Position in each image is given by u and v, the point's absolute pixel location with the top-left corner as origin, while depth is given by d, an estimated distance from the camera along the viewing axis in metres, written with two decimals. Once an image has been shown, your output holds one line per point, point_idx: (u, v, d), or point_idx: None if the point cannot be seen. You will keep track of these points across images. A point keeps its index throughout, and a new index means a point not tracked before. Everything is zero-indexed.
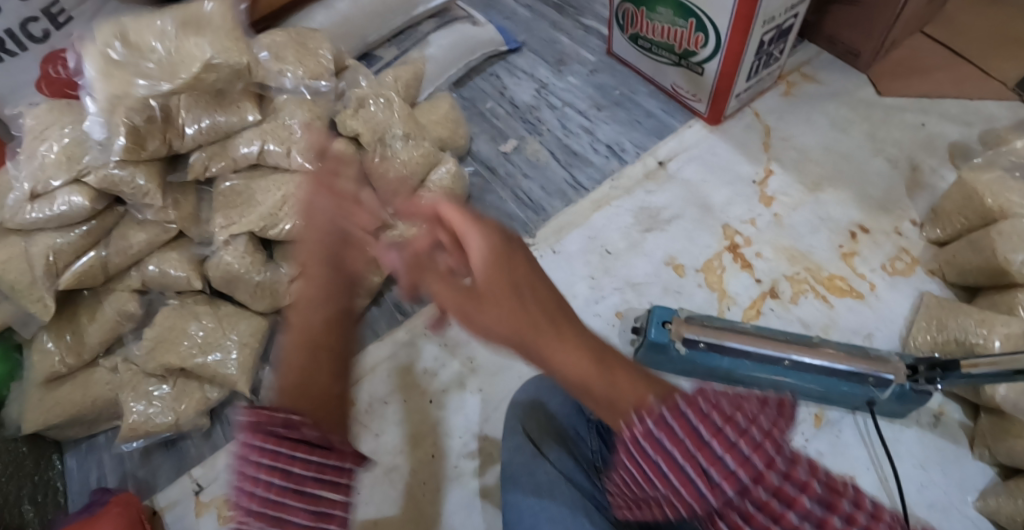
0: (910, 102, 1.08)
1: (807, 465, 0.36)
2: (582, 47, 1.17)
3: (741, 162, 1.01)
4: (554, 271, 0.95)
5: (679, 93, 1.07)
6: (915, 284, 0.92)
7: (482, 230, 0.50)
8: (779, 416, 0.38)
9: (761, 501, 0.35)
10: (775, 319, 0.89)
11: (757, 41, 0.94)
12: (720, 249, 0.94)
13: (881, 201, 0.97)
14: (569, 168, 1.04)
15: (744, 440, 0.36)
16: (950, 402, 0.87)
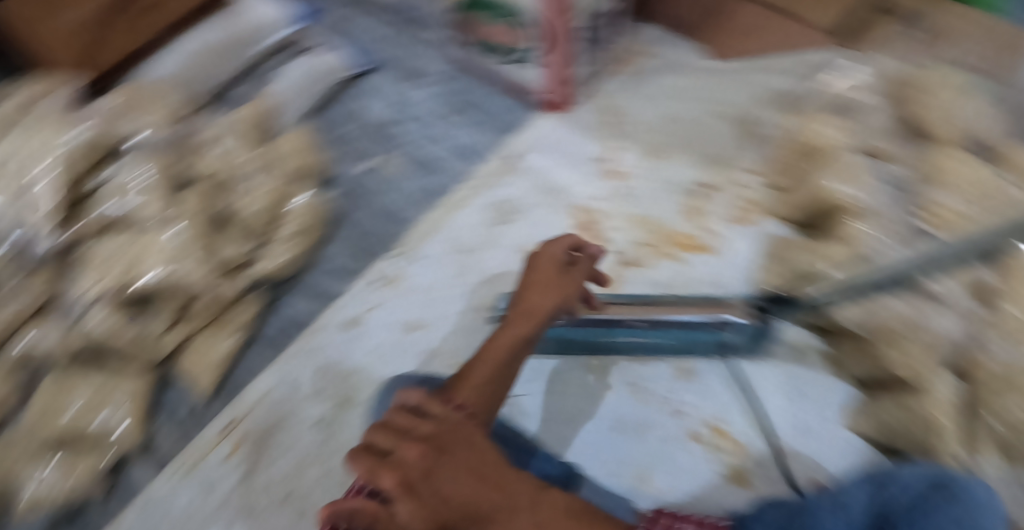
0: (745, 63, 1.13)
1: None
2: (431, 57, 1.21)
3: (585, 144, 1.06)
4: (423, 275, 1.00)
5: (522, 88, 1.12)
6: (757, 229, 0.97)
7: (449, 484, 0.46)
8: None
9: None
10: (637, 285, 0.93)
11: (572, 29, 1.00)
12: (574, 229, 0.98)
13: (718, 159, 1.04)
14: (426, 177, 1.07)
15: None
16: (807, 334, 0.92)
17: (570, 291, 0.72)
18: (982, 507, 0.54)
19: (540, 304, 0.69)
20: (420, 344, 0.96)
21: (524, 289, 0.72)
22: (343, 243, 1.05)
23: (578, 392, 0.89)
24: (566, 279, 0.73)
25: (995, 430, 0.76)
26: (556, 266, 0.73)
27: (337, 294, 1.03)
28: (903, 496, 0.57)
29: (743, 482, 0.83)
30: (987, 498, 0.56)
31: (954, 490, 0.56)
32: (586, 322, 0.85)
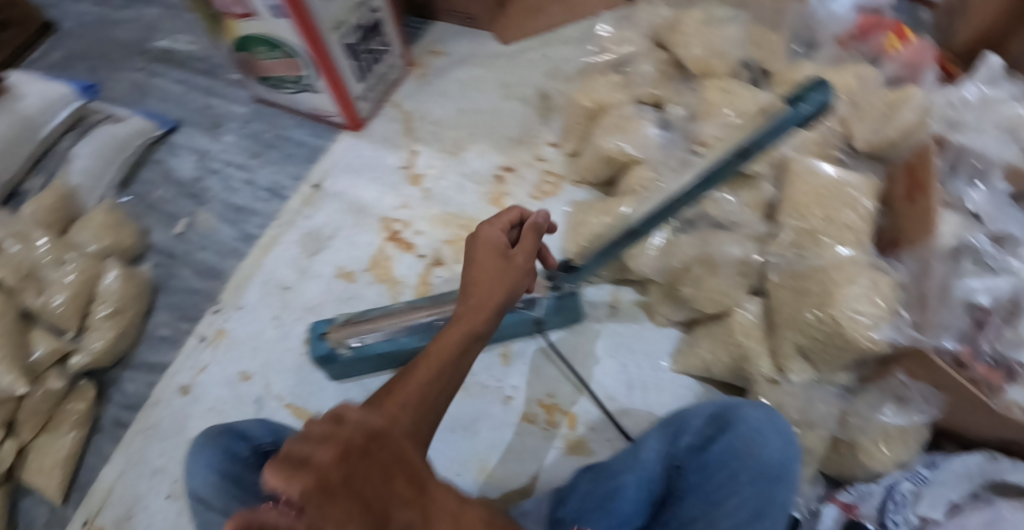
0: (535, 41, 1.16)
1: None
2: (232, 102, 1.21)
3: (386, 154, 1.07)
4: (242, 325, 0.99)
5: (319, 114, 1.12)
6: (563, 200, 0.97)
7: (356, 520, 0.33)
8: None
9: None
10: (446, 284, 0.93)
11: (342, 45, 1.00)
12: (382, 242, 0.99)
13: (518, 139, 1.04)
14: (237, 225, 1.07)
15: None
16: (622, 288, 0.92)
17: (516, 274, 0.63)
18: (755, 426, 0.62)
19: (494, 286, 0.61)
20: (252, 392, 0.95)
21: (466, 278, 0.63)
22: (168, 310, 1.04)
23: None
24: (511, 261, 0.64)
25: (795, 344, 0.76)
26: (494, 248, 0.64)
27: (167, 362, 1.01)
28: (694, 440, 0.65)
29: (583, 450, 0.82)
30: (770, 417, 0.63)
31: (730, 420, 0.64)
32: (388, 335, 0.86)
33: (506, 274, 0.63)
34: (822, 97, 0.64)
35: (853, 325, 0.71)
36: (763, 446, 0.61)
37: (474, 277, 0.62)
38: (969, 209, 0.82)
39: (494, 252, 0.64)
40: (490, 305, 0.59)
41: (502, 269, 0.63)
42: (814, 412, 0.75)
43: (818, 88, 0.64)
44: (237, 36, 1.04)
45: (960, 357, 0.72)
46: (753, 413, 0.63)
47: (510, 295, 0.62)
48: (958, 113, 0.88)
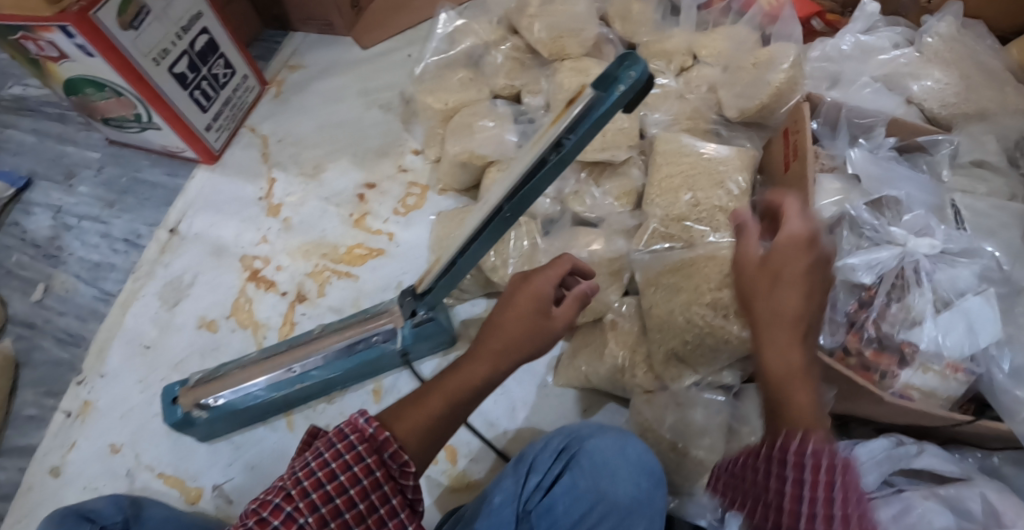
0: (396, 40, 1.09)
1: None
2: (86, 148, 1.13)
3: (244, 186, 1.00)
4: (109, 394, 0.92)
5: (173, 151, 1.04)
6: (428, 211, 0.91)
7: None
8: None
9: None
10: (311, 322, 0.87)
11: (172, 75, 0.92)
12: (242, 284, 0.92)
13: (380, 150, 0.98)
14: (95, 283, 1.00)
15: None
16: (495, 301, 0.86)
17: (545, 341, 0.54)
18: (600, 460, 0.60)
19: (529, 337, 0.53)
20: (123, 465, 0.88)
21: (497, 317, 0.54)
22: (32, 386, 0.96)
23: (281, 456, 0.84)
24: (548, 325, 0.54)
25: (666, 349, 0.69)
26: (540, 299, 0.54)
27: (35, 444, 0.93)
28: (543, 479, 0.61)
29: (468, 485, 0.76)
30: (618, 444, 0.61)
31: (572, 455, 0.61)
32: (244, 390, 0.78)
33: (539, 339, 0.53)
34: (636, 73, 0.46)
35: (724, 323, 0.64)
36: (610, 482, 0.59)
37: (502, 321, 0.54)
38: (850, 171, 0.73)
39: (543, 299, 0.54)
40: (514, 360, 0.53)
41: (536, 322, 0.53)
42: (694, 421, 0.67)
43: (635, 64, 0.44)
44: (61, 79, 0.95)
45: (845, 345, 0.66)
46: (601, 442, 0.61)
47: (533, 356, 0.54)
48: (837, 67, 0.81)
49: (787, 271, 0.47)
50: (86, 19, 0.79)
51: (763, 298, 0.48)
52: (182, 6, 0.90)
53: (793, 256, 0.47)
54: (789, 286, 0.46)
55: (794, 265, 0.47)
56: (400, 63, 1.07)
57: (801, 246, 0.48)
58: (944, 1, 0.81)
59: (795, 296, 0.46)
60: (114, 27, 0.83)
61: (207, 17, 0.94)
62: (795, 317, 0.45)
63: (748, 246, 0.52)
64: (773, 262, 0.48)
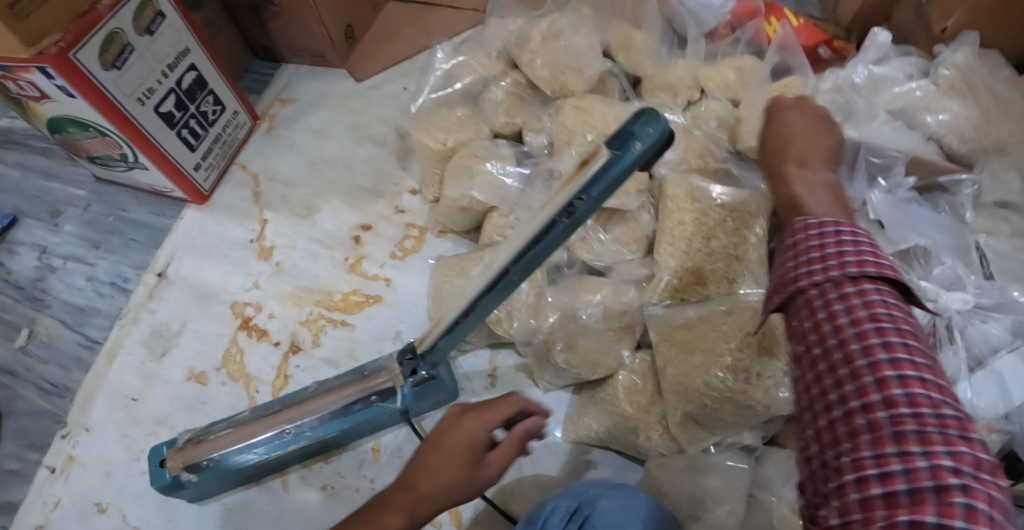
0: (390, 73, 1.05)
1: (888, 350, 0.37)
2: (72, 185, 1.09)
3: (233, 228, 0.96)
4: (92, 449, 0.88)
5: (161, 190, 1.00)
6: (426, 255, 0.88)
7: None
8: (894, 324, 0.38)
9: (866, 363, 0.37)
10: (305, 375, 0.83)
11: (158, 114, 0.88)
12: (233, 333, 0.88)
13: (374, 190, 0.94)
14: (79, 328, 0.96)
15: (891, 351, 0.37)
16: (500, 352, 0.82)
17: (474, 487, 0.58)
18: (611, 522, 0.54)
19: (460, 475, 0.57)
20: (109, 526, 0.84)
21: (429, 456, 0.58)
22: (13, 440, 0.92)
23: (275, 518, 0.79)
24: (479, 472, 0.58)
25: (683, 411, 0.65)
26: (471, 444, 0.58)
27: (18, 501, 0.89)
28: None
29: None
30: (628, 505, 0.56)
31: (584, 517, 0.55)
32: (234, 452, 0.75)
33: (468, 486, 0.57)
34: (660, 130, 0.44)
35: (746, 387, 0.61)
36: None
37: (432, 459, 0.58)
38: (871, 216, 0.68)
39: (472, 441, 0.58)
40: (443, 495, 0.56)
41: (462, 460, 0.57)
42: (712, 489, 0.63)
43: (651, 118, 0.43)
44: (45, 118, 0.91)
45: None
46: (613, 504, 0.56)
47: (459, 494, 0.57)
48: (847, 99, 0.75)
49: (786, 117, 0.60)
50: (66, 60, 0.76)
51: (774, 136, 0.58)
52: (168, 44, 0.87)
53: (787, 108, 0.61)
54: (792, 130, 0.58)
55: (787, 113, 0.60)
56: (394, 95, 1.03)
57: (795, 102, 0.62)
58: (957, 31, 0.75)
59: (794, 135, 0.57)
60: (96, 68, 0.79)
61: (194, 52, 0.91)
62: (795, 147, 0.56)
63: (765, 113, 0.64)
64: (779, 116, 0.60)
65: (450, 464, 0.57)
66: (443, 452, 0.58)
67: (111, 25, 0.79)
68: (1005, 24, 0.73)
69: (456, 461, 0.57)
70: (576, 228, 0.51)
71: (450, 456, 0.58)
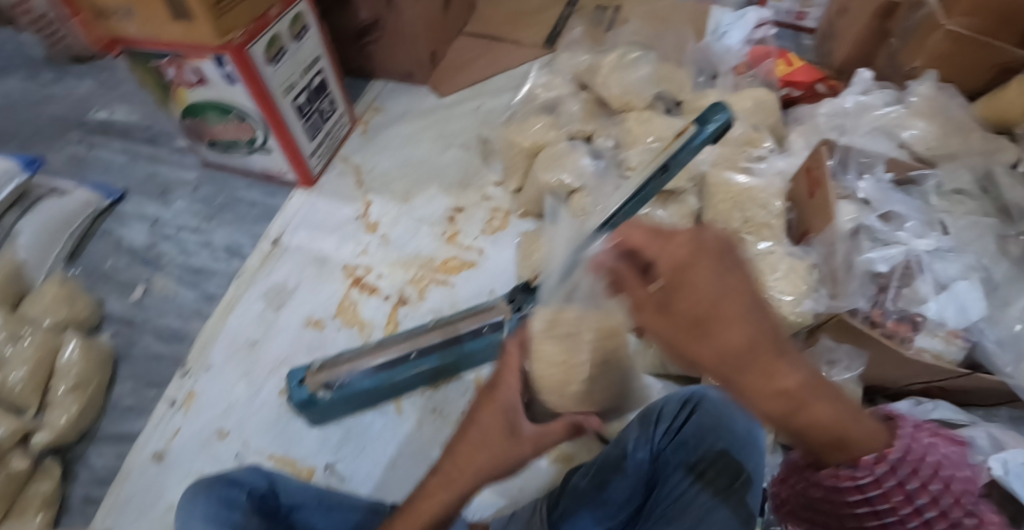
0: (467, 92, 1.28)
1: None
2: (180, 169, 1.25)
3: (341, 208, 1.15)
4: (212, 385, 1.01)
5: (272, 174, 1.17)
6: (512, 232, 1.10)
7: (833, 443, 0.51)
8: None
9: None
10: (412, 321, 1.02)
11: (294, 106, 1.07)
12: (347, 288, 1.06)
13: (462, 182, 1.16)
14: (197, 286, 1.10)
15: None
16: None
17: (511, 464, 0.55)
18: (719, 403, 0.73)
19: (493, 452, 0.54)
20: (230, 449, 0.96)
21: (459, 439, 0.55)
22: (130, 379, 1.04)
23: (390, 438, 0.95)
24: (516, 445, 0.54)
25: None
26: (501, 414, 0.55)
27: (136, 431, 1.00)
28: (671, 425, 0.74)
29: (566, 457, 0.93)
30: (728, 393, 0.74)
31: (695, 402, 0.74)
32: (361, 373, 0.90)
33: (504, 462, 0.54)
34: (723, 118, 0.65)
35: (779, 303, 0.83)
36: (731, 419, 0.72)
37: (462, 436, 0.55)
38: (861, 196, 0.93)
39: (503, 409, 0.55)
40: (472, 479, 0.54)
41: (489, 438, 0.54)
42: None
43: (719, 110, 0.66)
44: (186, 103, 1.07)
45: (875, 317, 0.83)
46: (714, 393, 0.74)
47: (488, 478, 0.54)
48: (841, 120, 1.06)
49: (700, 296, 0.39)
50: (243, 52, 0.94)
51: (717, 334, 0.39)
52: (308, 50, 1.06)
53: (692, 272, 0.39)
54: (727, 319, 0.38)
55: (693, 292, 0.39)
56: (472, 110, 1.25)
57: (718, 239, 0.41)
58: (924, 69, 1.06)
59: (732, 320, 0.38)
60: (262, 61, 0.98)
61: (323, 61, 1.10)
62: (750, 343, 0.38)
63: (671, 248, 0.40)
64: (700, 303, 0.39)
65: (476, 442, 0.54)
66: (474, 424, 0.55)
67: (274, 29, 0.98)
68: (951, 66, 1.04)
69: (488, 435, 0.54)
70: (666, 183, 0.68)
71: (475, 432, 0.54)
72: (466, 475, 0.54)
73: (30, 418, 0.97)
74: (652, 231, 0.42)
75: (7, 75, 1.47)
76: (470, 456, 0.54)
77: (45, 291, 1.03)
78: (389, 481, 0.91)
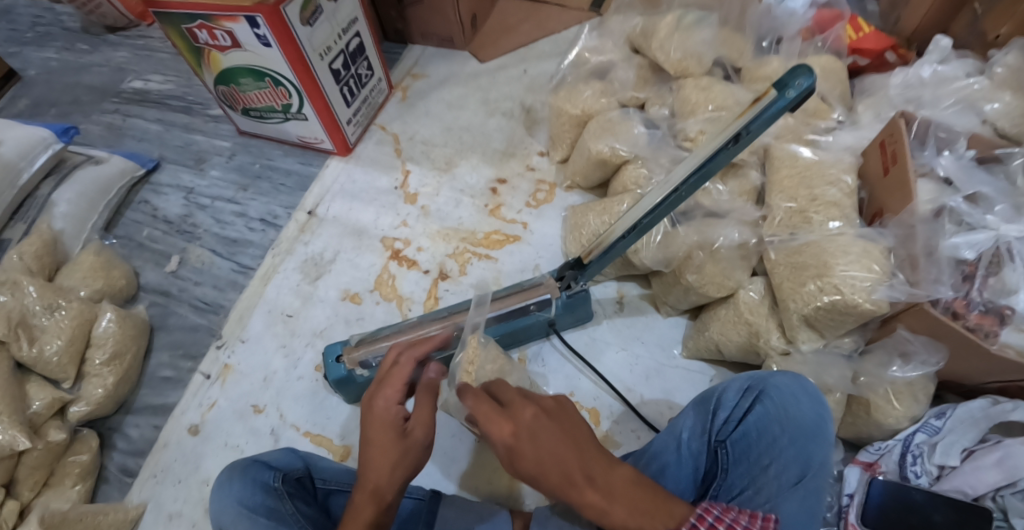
0: (510, 57, 1.22)
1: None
2: (215, 137, 1.21)
3: (380, 177, 1.10)
4: (248, 358, 0.98)
5: (308, 142, 1.13)
6: (558, 205, 1.05)
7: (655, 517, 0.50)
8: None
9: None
10: (453, 296, 0.98)
11: (331, 71, 1.02)
12: (384, 262, 1.02)
13: (507, 151, 1.11)
14: (232, 257, 1.07)
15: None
16: (626, 284, 0.99)
17: (417, 454, 0.67)
18: (786, 391, 0.65)
19: (387, 447, 0.66)
20: (267, 423, 0.94)
21: (368, 456, 0.67)
22: (166, 350, 1.02)
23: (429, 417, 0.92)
24: (408, 440, 0.67)
25: (800, 315, 0.80)
26: (386, 425, 0.67)
27: (172, 403, 0.98)
28: (733, 413, 0.68)
29: (612, 444, 0.86)
30: (796, 381, 0.67)
31: (759, 390, 0.67)
32: None
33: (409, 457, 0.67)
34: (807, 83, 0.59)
35: (852, 289, 0.76)
36: (799, 409, 0.64)
37: (369, 458, 0.67)
38: (941, 174, 0.85)
39: (388, 418, 0.67)
40: (389, 485, 0.66)
41: (387, 444, 0.66)
42: (829, 377, 0.80)
43: (804, 72, 0.61)
44: (220, 68, 1.03)
45: (956, 308, 0.76)
46: (782, 380, 0.67)
47: (399, 475, 0.66)
48: (915, 92, 0.96)
49: (530, 461, 0.53)
50: (277, 12, 0.89)
51: (545, 478, 0.53)
52: (345, 11, 1.01)
53: (524, 445, 0.54)
54: (526, 453, 0.54)
55: (525, 463, 0.53)
56: (516, 77, 1.19)
57: (554, 406, 0.57)
58: (1010, 37, 0.96)
59: (552, 462, 0.53)
60: (297, 22, 0.93)
61: (360, 22, 1.05)
62: (564, 480, 0.52)
63: (499, 429, 0.55)
64: (536, 466, 0.53)
65: (378, 456, 0.66)
66: (373, 435, 0.67)
67: None
68: None
69: (383, 435, 0.66)
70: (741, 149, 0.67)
71: (376, 443, 0.66)
72: (387, 474, 0.66)
73: (67, 390, 0.96)
74: (494, 408, 0.57)
75: (45, 46, 1.45)
76: (382, 464, 0.66)
77: (81, 262, 1.02)
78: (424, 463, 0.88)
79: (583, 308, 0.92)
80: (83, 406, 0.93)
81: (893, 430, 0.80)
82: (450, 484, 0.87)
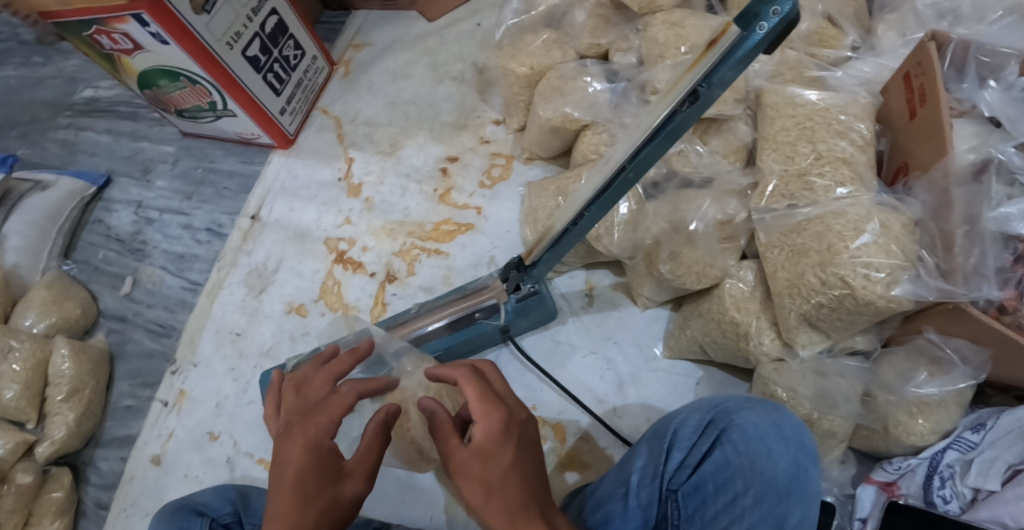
0: (461, 10, 1.07)
1: None
2: (161, 143, 1.14)
3: (322, 168, 1.00)
4: (201, 382, 0.93)
5: (246, 138, 1.03)
6: (515, 182, 0.92)
7: None
8: None
9: None
10: (402, 301, 0.88)
11: (245, 58, 0.90)
12: (329, 266, 0.93)
13: (457, 123, 0.98)
14: (181, 274, 1.01)
15: None
16: (596, 273, 0.85)
17: (347, 508, 0.49)
18: (754, 436, 0.52)
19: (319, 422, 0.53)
20: (222, 453, 0.88)
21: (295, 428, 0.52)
22: (126, 379, 0.97)
23: None
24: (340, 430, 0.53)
25: (798, 313, 0.64)
26: (316, 454, 0.50)
27: (136, 434, 0.93)
28: (687, 457, 0.54)
29: (580, 464, 0.75)
30: (771, 417, 0.52)
31: (721, 429, 0.53)
32: None
33: (336, 510, 0.49)
34: (784, 11, 0.38)
35: (866, 284, 0.58)
36: (769, 460, 0.50)
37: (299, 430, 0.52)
38: (985, 114, 0.67)
39: (329, 402, 0.55)
40: (315, 457, 0.50)
41: (317, 420, 0.53)
42: (834, 391, 0.64)
43: None
44: (135, 73, 0.90)
45: (1002, 303, 0.58)
46: (751, 416, 0.53)
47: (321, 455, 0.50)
48: (952, 3, 0.76)
49: (491, 469, 0.46)
50: (160, 4, 0.77)
51: (505, 493, 0.45)
52: None
53: (504, 449, 0.47)
54: (492, 452, 0.47)
55: (494, 464, 0.46)
56: (468, 32, 1.05)
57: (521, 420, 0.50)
58: None
59: (520, 477, 0.46)
60: (186, 11, 0.80)
61: None
62: (527, 499, 0.45)
63: (487, 413, 0.49)
64: (495, 475, 0.45)
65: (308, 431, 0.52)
66: (306, 413, 0.54)
67: None
68: None
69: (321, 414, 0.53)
70: (698, 115, 0.45)
71: (307, 421, 0.53)
72: (316, 448, 0.51)
73: (32, 431, 0.91)
74: (489, 394, 0.51)
75: (3, 63, 1.34)
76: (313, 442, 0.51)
77: (32, 298, 0.96)
78: (375, 492, 0.80)
79: (547, 307, 0.79)
80: (46, 447, 0.88)
81: (917, 446, 0.63)
82: (404, 514, 0.78)
